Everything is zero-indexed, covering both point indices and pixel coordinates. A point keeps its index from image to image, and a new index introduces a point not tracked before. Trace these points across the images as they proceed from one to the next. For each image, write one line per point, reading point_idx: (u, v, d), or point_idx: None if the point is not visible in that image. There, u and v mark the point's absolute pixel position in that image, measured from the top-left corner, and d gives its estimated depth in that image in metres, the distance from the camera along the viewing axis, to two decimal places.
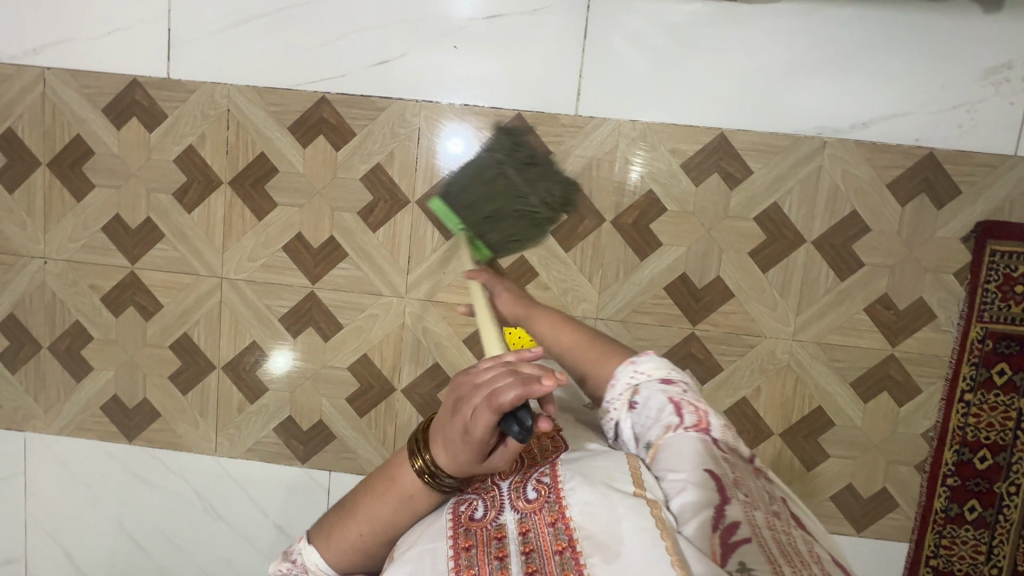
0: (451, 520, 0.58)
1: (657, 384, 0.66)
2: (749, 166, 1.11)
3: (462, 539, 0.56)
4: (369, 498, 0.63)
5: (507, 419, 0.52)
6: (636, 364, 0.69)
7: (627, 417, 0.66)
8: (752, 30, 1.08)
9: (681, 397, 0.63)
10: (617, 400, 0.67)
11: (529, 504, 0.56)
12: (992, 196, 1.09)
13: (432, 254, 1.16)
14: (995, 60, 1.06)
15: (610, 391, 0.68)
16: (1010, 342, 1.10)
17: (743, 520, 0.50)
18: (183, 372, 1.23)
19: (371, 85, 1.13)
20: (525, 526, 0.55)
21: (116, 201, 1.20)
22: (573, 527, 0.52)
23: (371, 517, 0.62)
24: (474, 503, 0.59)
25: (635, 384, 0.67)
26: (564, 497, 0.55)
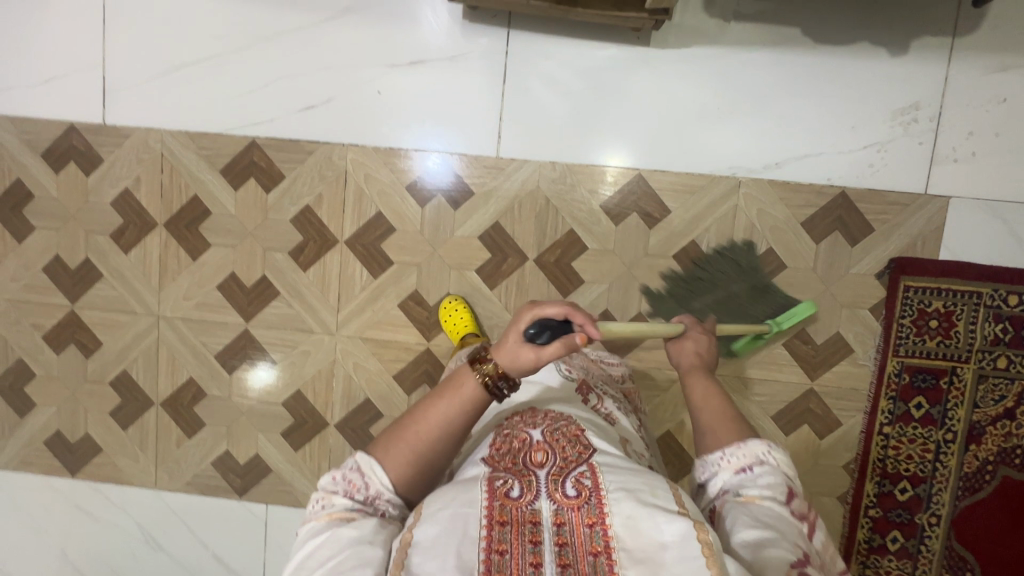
0: (486, 492, 0.56)
1: (780, 470, 0.63)
2: (666, 205, 1.13)
3: (497, 512, 0.54)
4: (438, 400, 0.63)
5: (545, 321, 0.62)
6: (771, 446, 0.65)
7: (732, 477, 0.65)
8: (667, 72, 1.10)
9: (800, 490, 0.61)
10: (733, 458, 0.65)
11: (568, 499, 0.56)
12: (904, 233, 1.11)
13: (361, 292, 1.19)
14: (904, 101, 1.08)
15: (731, 448, 0.66)
16: (925, 376, 1.12)
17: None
18: (123, 408, 1.26)
19: (299, 129, 1.16)
20: (559, 518, 0.55)
21: (56, 242, 1.23)
22: (612, 536, 0.52)
23: (440, 420, 0.62)
24: (510, 482, 0.57)
25: (761, 459, 0.64)
26: (607, 504, 0.54)
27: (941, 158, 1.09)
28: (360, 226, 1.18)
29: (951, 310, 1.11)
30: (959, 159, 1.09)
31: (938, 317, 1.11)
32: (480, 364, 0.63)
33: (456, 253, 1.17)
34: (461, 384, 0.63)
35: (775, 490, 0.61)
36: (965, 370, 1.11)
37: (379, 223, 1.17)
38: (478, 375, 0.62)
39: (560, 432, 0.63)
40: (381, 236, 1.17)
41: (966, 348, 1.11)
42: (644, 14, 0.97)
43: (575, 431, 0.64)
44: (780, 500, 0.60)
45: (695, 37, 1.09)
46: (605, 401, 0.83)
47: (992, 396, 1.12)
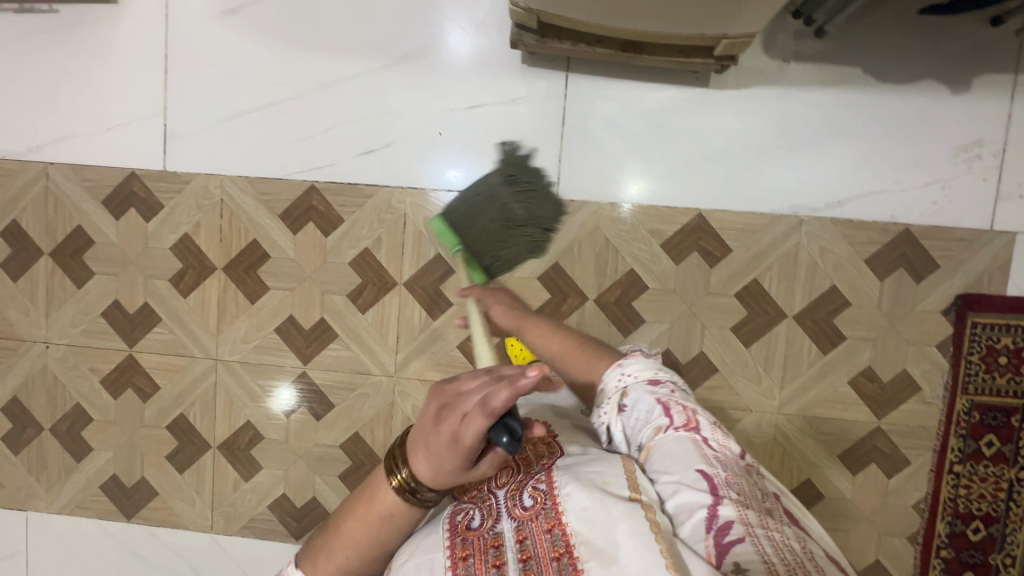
0: (450, 530, 0.67)
1: (644, 386, 0.76)
2: (727, 244, 1.13)
3: (460, 548, 0.65)
4: (359, 521, 0.68)
5: (495, 434, 0.56)
6: (624, 367, 0.80)
7: (617, 419, 0.77)
8: (725, 113, 1.11)
9: (668, 398, 0.73)
10: (608, 404, 0.78)
11: (526, 512, 0.66)
12: (970, 269, 1.10)
13: (420, 334, 1.19)
14: (966, 138, 1.08)
15: (602, 395, 0.79)
16: (996, 413, 1.11)
17: (731, 511, 0.58)
18: (180, 451, 1.26)
19: (358, 174, 1.17)
20: (521, 532, 0.65)
21: (116, 287, 1.24)
22: (570, 534, 0.61)
23: (362, 538, 0.68)
24: (471, 514, 0.68)
25: (623, 388, 0.78)
26: (562, 505, 0.64)
27: (1006, 194, 1.08)
28: (418, 267, 1.18)
29: (1021, 346, 1.09)
30: None
31: (1007, 353, 1.10)
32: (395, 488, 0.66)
33: (514, 294, 1.17)
34: (375, 508, 0.67)
35: (646, 414, 0.73)
36: None
37: (437, 264, 1.17)
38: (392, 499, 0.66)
39: (524, 446, 0.75)
40: (440, 277, 1.18)
41: None
42: (710, 60, 0.98)
43: (545, 441, 0.76)
44: (660, 425, 0.71)
45: (754, 77, 1.09)
46: None
47: None
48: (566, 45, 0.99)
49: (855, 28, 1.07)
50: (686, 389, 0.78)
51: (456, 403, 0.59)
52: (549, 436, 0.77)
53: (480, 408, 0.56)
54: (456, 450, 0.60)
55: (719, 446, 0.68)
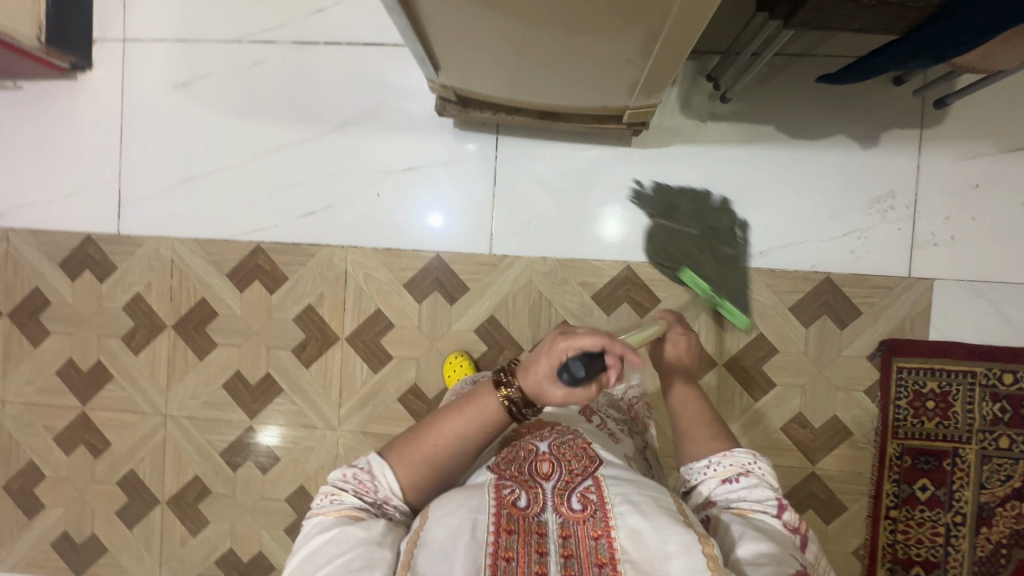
0: (494, 499, 0.57)
1: (768, 483, 0.65)
2: (656, 295, 1.16)
3: (504, 520, 0.55)
4: (456, 415, 0.63)
5: (580, 357, 0.57)
6: (758, 457, 0.68)
7: (718, 487, 0.66)
8: (649, 170, 1.16)
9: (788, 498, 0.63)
10: (720, 466, 0.67)
11: (574, 513, 0.57)
12: (891, 315, 1.13)
13: (362, 387, 1.22)
14: (879, 190, 1.12)
15: (717, 456, 0.68)
16: (927, 457, 1.12)
17: None
18: (129, 507, 1.28)
19: (302, 234, 1.22)
20: (565, 531, 0.56)
21: (70, 346, 1.28)
22: (616, 548, 0.52)
23: (453, 436, 0.62)
24: (517, 491, 0.58)
25: (747, 469, 0.66)
26: (613, 518, 0.54)
27: (921, 242, 1.12)
28: (360, 322, 1.22)
29: (947, 390, 1.11)
30: (939, 243, 1.12)
31: (933, 398, 1.12)
32: (500, 385, 0.62)
33: (453, 346, 1.20)
34: (481, 401, 0.62)
35: (764, 503, 0.62)
36: (968, 451, 1.11)
37: (378, 319, 1.21)
38: (498, 395, 0.62)
39: (565, 445, 0.64)
40: (381, 331, 1.21)
41: (966, 429, 1.11)
42: (623, 125, 1.04)
43: (581, 444, 0.65)
44: (771, 514, 0.61)
45: (674, 137, 1.15)
46: (610, 424, 0.80)
47: (998, 477, 1.10)
48: (487, 114, 1.05)
49: (766, 89, 1.13)
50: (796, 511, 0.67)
51: (557, 329, 0.62)
52: (584, 442, 0.66)
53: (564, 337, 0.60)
54: (548, 359, 0.60)
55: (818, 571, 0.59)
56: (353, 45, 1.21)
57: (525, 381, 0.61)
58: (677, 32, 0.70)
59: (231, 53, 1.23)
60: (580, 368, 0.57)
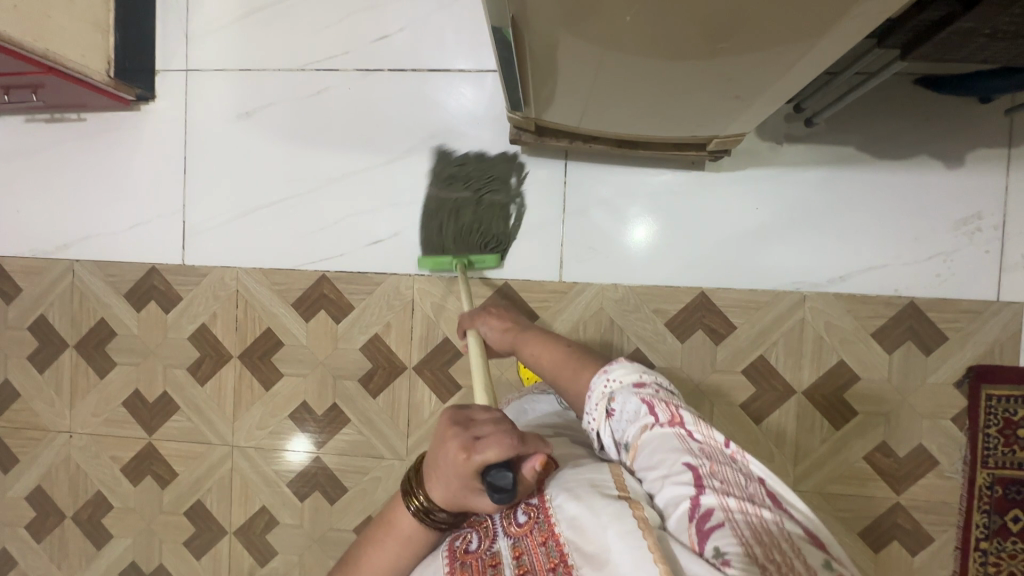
0: (447, 557, 0.58)
1: (630, 389, 0.65)
2: (732, 321, 1.14)
3: (458, 572, 0.56)
4: (377, 547, 0.64)
5: (497, 463, 0.54)
6: (609, 373, 0.68)
7: (606, 426, 0.66)
8: (723, 194, 1.13)
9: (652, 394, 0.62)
10: (595, 409, 0.67)
11: (521, 528, 0.57)
12: (980, 341, 1.09)
13: (430, 417, 1.21)
14: (965, 211, 1.09)
15: (588, 403, 0.69)
16: (1020, 487, 1.08)
17: (719, 506, 0.50)
18: (197, 537, 1.27)
19: (368, 263, 1.21)
20: (518, 550, 0.55)
21: (136, 377, 1.28)
22: (564, 543, 0.52)
23: (382, 569, 0.64)
24: (468, 536, 0.60)
25: (611, 392, 0.66)
26: (553, 515, 0.55)
27: (1010, 265, 1.08)
28: (427, 351, 1.20)
29: None
30: None
31: None
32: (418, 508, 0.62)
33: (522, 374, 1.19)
34: (396, 529, 0.63)
35: (637, 418, 0.62)
36: None
37: (446, 347, 1.20)
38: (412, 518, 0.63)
39: None
40: (449, 360, 1.20)
41: None
42: (704, 152, 1.01)
43: None
44: (645, 424, 0.61)
45: (750, 159, 1.12)
46: None
47: None
48: (563, 142, 1.03)
49: (846, 110, 1.10)
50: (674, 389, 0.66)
51: (456, 433, 0.58)
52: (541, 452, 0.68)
53: (473, 449, 0.56)
54: (460, 472, 0.57)
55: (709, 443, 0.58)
56: (417, 72, 1.19)
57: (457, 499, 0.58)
58: (803, 65, 0.67)
59: (293, 82, 1.22)
60: (507, 479, 0.53)
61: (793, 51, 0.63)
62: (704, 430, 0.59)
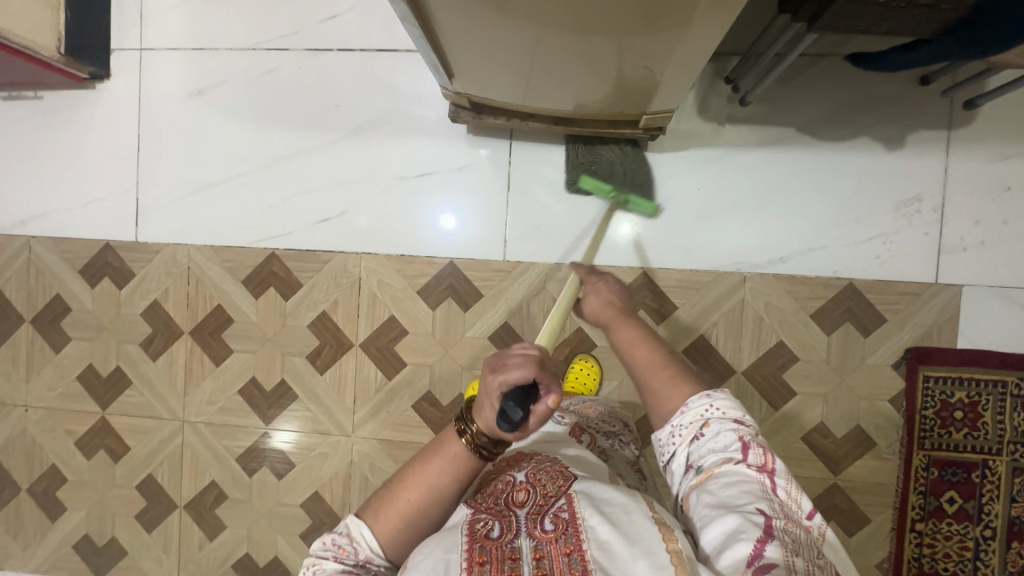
0: (466, 536, 0.57)
1: (729, 422, 0.64)
2: (673, 301, 1.14)
3: (476, 553, 0.55)
4: (426, 466, 0.65)
5: (512, 396, 0.57)
6: (712, 398, 0.66)
7: (687, 447, 0.65)
8: (667, 174, 1.13)
9: (753, 438, 0.61)
10: (683, 429, 0.66)
11: (546, 534, 0.57)
12: (918, 323, 1.09)
13: (376, 393, 1.22)
14: (905, 194, 1.09)
15: (676, 418, 0.67)
16: (955, 469, 1.08)
17: (782, 563, 0.50)
18: (148, 511, 1.29)
19: (316, 241, 1.23)
20: (539, 553, 0.56)
21: (90, 352, 1.30)
22: (588, 560, 0.52)
23: (430, 487, 0.64)
24: (489, 523, 0.59)
25: (707, 418, 0.65)
26: (583, 532, 0.55)
27: (949, 247, 1.08)
28: (373, 329, 1.22)
29: (976, 399, 1.08)
30: (968, 248, 1.08)
31: (962, 407, 1.08)
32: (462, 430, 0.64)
33: (466, 353, 1.20)
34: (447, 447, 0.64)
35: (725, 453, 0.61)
36: (998, 463, 1.07)
37: (392, 326, 1.21)
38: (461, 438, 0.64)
39: (543, 471, 0.66)
40: (394, 338, 1.21)
41: (996, 440, 1.07)
42: (639, 130, 1.02)
43: (558, 468, 0.66)
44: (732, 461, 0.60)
45: (692, 140, 1.13)
46: (599, 440, 0.83)
47: None
48: (501, 120, 1.04)
49: (786, 91, 1.10)
50: None
51: (490, 360, 0.61)
52: (561, 464, 0.67)
53: (497, 370, 0.59)
54: (489, 396, 0.60)
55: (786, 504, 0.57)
56: (366, 51, 1.20)
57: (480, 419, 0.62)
58: (698, 30, 0.67)
59: (244, 61, 1.23)
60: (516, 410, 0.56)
61: (668, 32, 0.67)
62: (791, 492, 0.59)
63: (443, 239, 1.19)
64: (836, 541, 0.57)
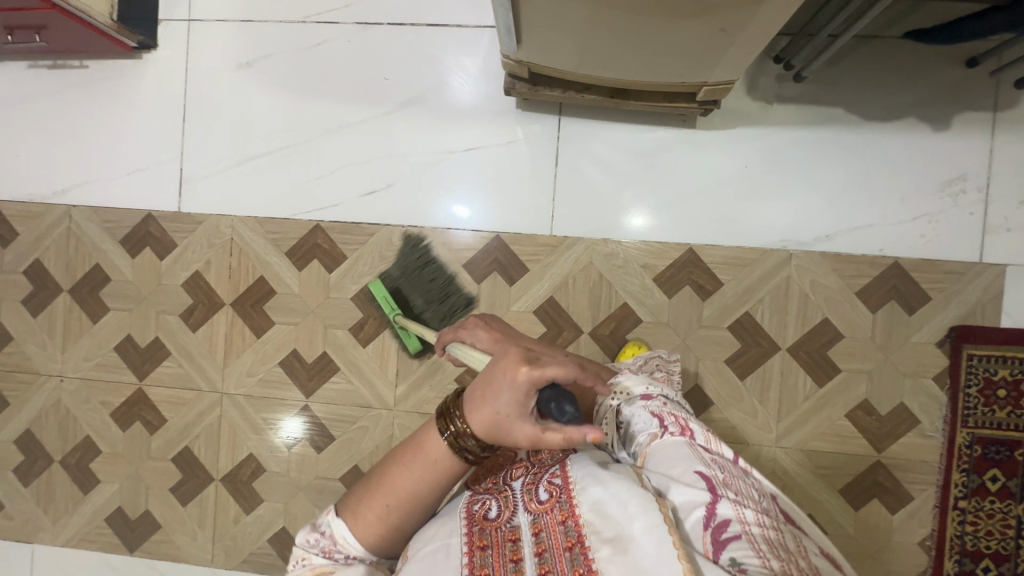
0: (465, 518, 0.61)
1: (640, 399, 0.70)
2: (719, 278, 1.15)
3: (477, 537, 0.58)
4: (405, 466, 0.63)
5: (557, 396, 0.52)
6: (618, 382, 0.73)
7: (618, 434, 0.71)
8: (716, 151, 1.15)
9: (665, 410, 0.68)
10: (607, 420, 0.72)
11: (541, 505, 0.60)
12: (962, 302, 1.11)
13: (419, 367, 1.22)
14: (950, 174, 1.10)
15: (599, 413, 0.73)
16: (999, 447, 1.09)
17: (734, 516, 0.55)
18: (184, 484, 1.28)
19: (362, 213, 1.23)
20: (537, 526, 0.59)
21: (128, 322, 1.29)
22: (583, 523, 0.56)
23: (409, 486, 0.63)
24: (488, 503, 0.62)
25: (622, 403, 0.71)
26: (576, 498, 0.58)
27: (993, 227, 1.10)
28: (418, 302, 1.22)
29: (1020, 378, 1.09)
30: (1012, 228, 1.10)
31: (1005, 386, 1.09)
32: (451, 424, 0.60)
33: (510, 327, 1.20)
34: (422, 449, 0.62)
35: (648, 430, 0.67)
36: None
37: None
38: (444, 436, 0.61)
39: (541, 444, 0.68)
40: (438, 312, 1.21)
41: None
42: (694, 104, 1.03)
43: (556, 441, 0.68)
44: (655, 434, 0.66)
45: (741, 118, 1.14)
46: None
47: None
48: (556, 92, 1.05)
49: (835, 71, 1.11)
50: (679, 402, 0.73)
51: (519, 352, 0.55)
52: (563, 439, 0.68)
53: (539, 363, 0.53)
54: (518, 386, 0.53)
55: (715, 458, 0.64)
56: (417, 26, 1.21)
57: (493, 404, 0.56)
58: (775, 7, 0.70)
59: (293, 34, 1.24)
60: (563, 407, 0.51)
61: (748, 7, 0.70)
62: (711, 445, 0.66)
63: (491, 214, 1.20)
64: (760, 477, 0.65)
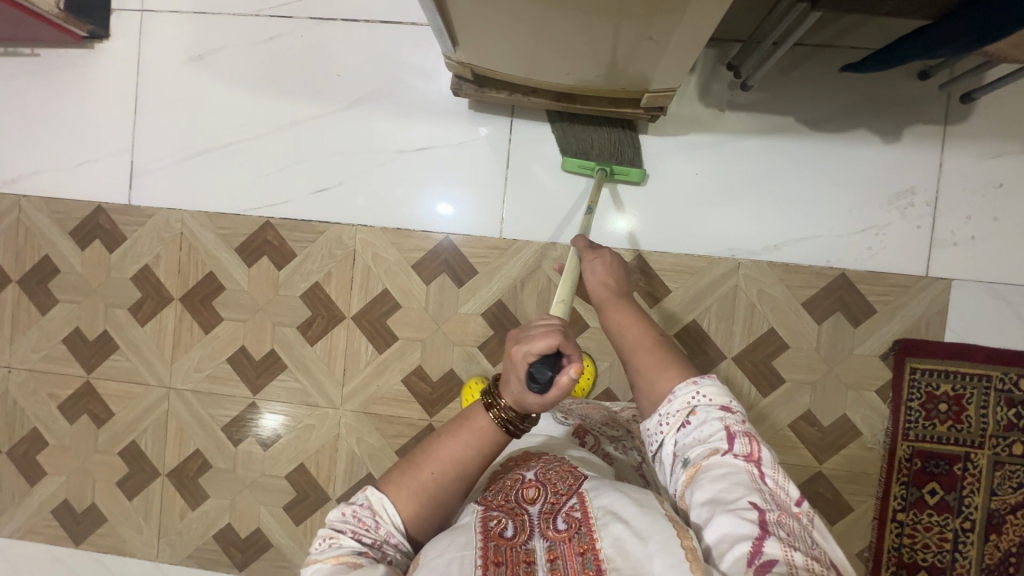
0: (480, 535, 0.55)
1: (715, 410, 0.62)
2: (667, 285, 1.15)
3: (491, 553, 0.53)
4: (453, 437, 0.63)
5: (541, 362, 0.56)
6: (699, 386, 0.64)
7: (674, 436, 0.63)
8: (669, 158, 1.14)
9: (737, 426, 0.59)
10: (670, 416, 0.64)
11: (559, 534, 0.55)
12: (907, 315, 1.10)
13: (366, 367, 1.21)
14: (899, 187, 1.10)
15: (665, 406, 0.65)
16: (938, 461, 1.10)
17: (781, 559, 0.48)
18: (130, 478, 1.28)
19: (312, 211, 1.22)
20: (553, 553, 0.54)
21: (77, 315, 1.28)
22: (603, 559, 0.50)
23: (455, 457, 0.62)
24: (503, 522, 0.57)
25: (693, 405, 0.63)
26: (597, 531, 0.53)
27: (940, 242, 1.10)
28: (367, 302, 1.21)
29: (961, 393, 1.09)
30: (958, 243, 1.09)
31: (947, 400, 1.09)
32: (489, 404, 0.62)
33: (459, 329, 1.19)
34: (473, 420, 0.63)
35: (711, 445, 0.59)
36: (980, 456, 1.08)
37: (385, 299, 1.21)
38: (489, 414, 0.62)
39: (551, 471, 0.63)
40: (387, 312, 1.21)
41: (980, 433, 1.08)
42: (640, 110, 1.02)
43: (567, 468, 0.63)
44: (719, 452, 0.58)
45: (692, 125, 1.13)
46: (603, 441, 0.81)
47: (1009, 484, 1.08)
48: (502, 94, 1.04)
49: (787, 80, 1.11)
50: None
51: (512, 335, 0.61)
52: (569, 464, 0.64)
53: (520, 341, 0.58)
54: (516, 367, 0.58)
55: (778, 495, 0.55)
56: (370, 23, 1.20)
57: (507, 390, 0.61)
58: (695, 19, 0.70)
59: (245, 27, 1.22)
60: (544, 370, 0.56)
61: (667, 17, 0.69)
62: (777, 479, 0.56)
63: (443, 216, 1.19)
64: (824, 527, 0.55)
